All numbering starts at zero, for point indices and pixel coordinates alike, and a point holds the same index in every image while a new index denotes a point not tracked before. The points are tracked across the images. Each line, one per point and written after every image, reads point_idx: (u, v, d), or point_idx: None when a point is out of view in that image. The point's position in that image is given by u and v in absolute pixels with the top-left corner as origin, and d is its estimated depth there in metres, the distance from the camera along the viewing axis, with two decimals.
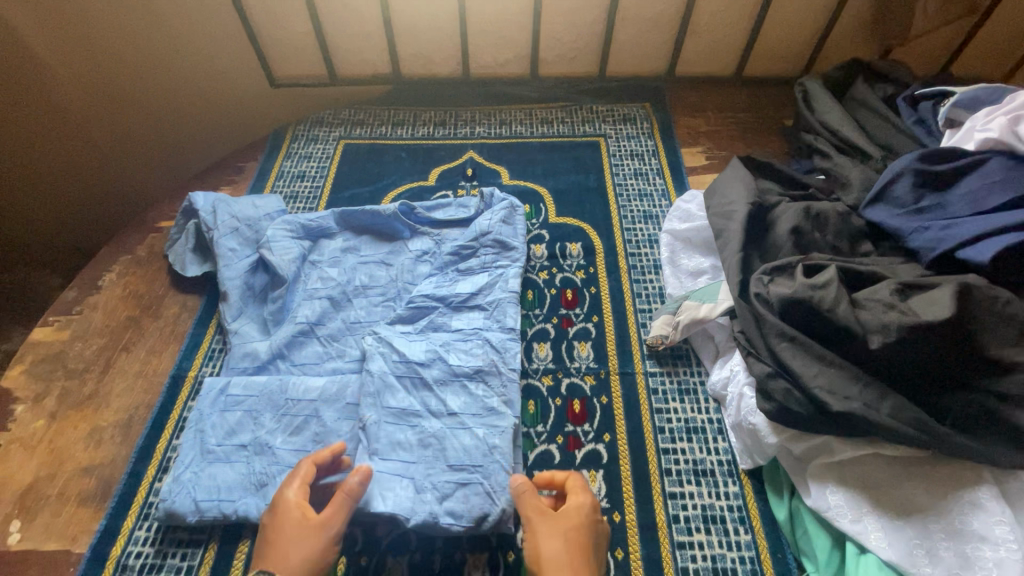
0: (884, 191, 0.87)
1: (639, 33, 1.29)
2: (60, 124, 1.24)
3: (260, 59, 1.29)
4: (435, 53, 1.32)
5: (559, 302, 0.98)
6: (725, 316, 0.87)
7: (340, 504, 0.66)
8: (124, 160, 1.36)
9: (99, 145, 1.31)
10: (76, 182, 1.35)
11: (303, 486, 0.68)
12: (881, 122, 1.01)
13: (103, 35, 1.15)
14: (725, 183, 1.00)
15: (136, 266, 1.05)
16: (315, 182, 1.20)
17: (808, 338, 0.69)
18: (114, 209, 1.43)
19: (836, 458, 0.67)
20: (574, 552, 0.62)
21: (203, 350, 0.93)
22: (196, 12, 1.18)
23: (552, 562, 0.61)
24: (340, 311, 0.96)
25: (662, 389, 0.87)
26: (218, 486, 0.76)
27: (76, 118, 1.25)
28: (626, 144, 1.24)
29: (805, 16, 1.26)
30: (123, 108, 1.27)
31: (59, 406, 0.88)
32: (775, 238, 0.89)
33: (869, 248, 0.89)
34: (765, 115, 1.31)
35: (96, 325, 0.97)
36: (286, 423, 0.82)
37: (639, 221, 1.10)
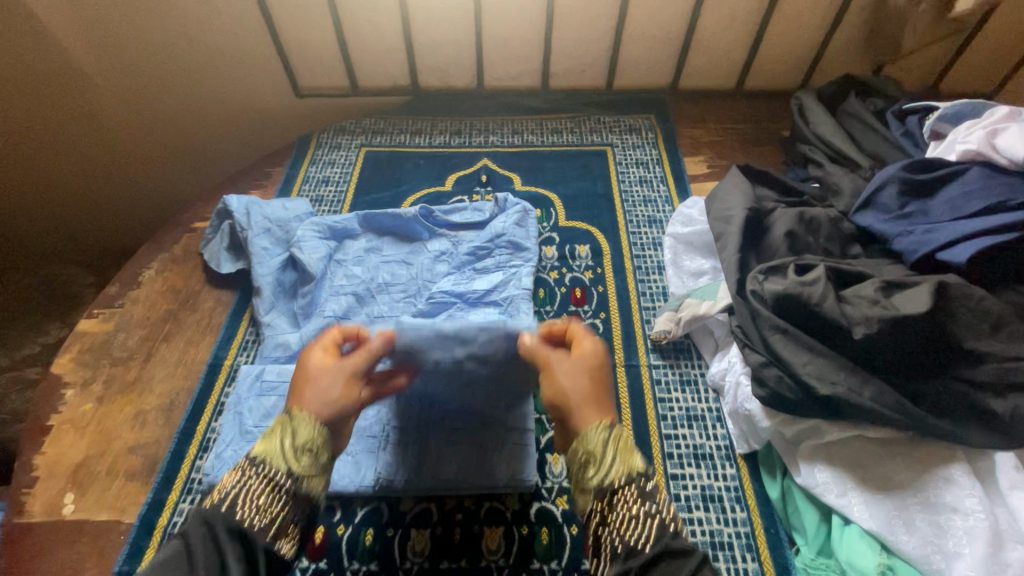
0: (872, 198, 0.94)
1: (644, 49, 1.37)
2: (101, 131, 1.34)
3: (287, 71, 1.37)
4: (451, 66, 1.41)
5: (568, 300, 1.05)
6: (724, 313, 0.93)
7: (363, 358, 0.65)
8: (158, 165, 1.44)
9: (136, 150, 1.40)
10: (113, 186, 1.44)
11: (324, 349, 0.66)
12: (871, 133, 1.08)
13: (142, 47, 1.24)
14: (724, 189, 1.07)
15: (174, 263, 1.13)
16: (339, 186, 1.27)
17: (799, 330, 0.75)
18: (147, 211, 1.52)
19: (824, 439, 0.73)
20: (595, 387, 0.62)
21: (238, 340, 1.01)
22: (229, 26, 1.26)
23: (574, 398, 0.61)
24: (365, 306, 1.04)
25: (665, 380, 0.94)
26: None
27: (114, 125, 1.34)
28: (632, 153, 1.32)
29: (802, 34, 1.33)
30: (157, 116, 1.35)
31: (106, 391, 0.95)
32: (771, 241, 0.96)
33: (858, 251, 0.95)
34: (764, 126, 1.38)
35: (137, 317, 1.04)
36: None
37: (644, 225, 1.17)
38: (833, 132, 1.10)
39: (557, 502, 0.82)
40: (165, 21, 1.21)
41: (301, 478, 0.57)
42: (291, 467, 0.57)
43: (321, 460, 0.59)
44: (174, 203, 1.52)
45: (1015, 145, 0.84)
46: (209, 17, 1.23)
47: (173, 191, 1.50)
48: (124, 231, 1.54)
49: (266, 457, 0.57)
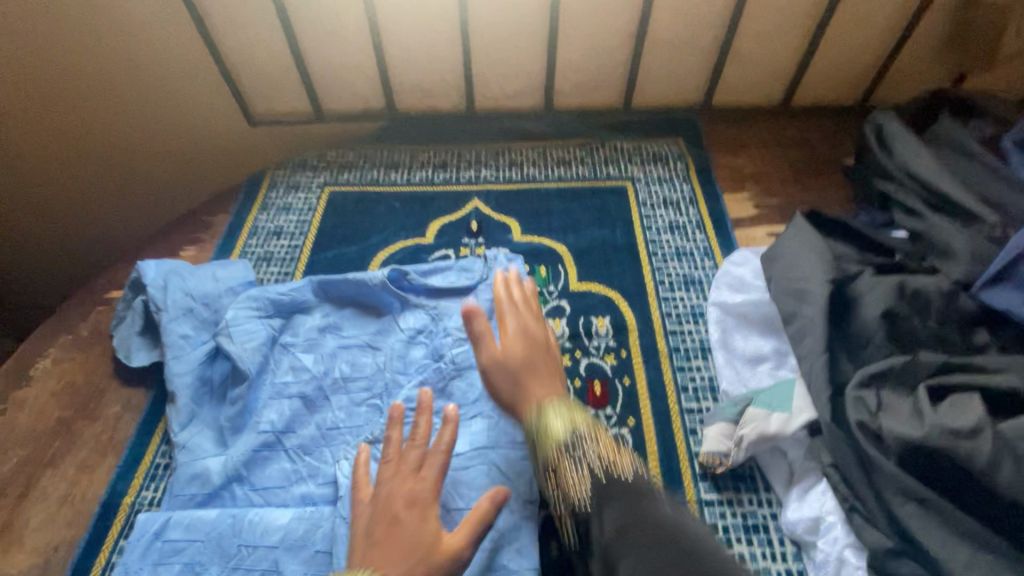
0: (1006, 270, 0.68)
1: (672, 60, 1.10)
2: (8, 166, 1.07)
3: (233, 94, 1.12)
4: (434, 85, 1.15)
5: (584, 399, 0.79)
6: (803, 431, 0.68)
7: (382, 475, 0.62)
8: (79, 210, 1.17)
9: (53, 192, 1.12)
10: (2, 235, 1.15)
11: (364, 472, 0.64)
12: (983, 171, 0.81)
13: (43, 67, 0.98)
14: (789, 248, 0.80)
15: (76, 350, 0.88)
16: (293, 240, 1.02)
17: (940, 501, 0.56)
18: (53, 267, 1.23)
19: None
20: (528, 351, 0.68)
21: (145, 466, 0.75)
22: (157, 41, 1.02)
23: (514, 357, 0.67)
24: (315, 414, 0.78)
25: (723, 526, 0.67)
26: None
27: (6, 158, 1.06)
28: (658, 189, 1.06)
29: (867, 38, 1.07)
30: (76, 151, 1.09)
31: None
32: (863, 329, 0.70)
33: (986, 340, 0.69)
34: (821, 153, 1.11)
35: (18, 431, 0.79)
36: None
37: (679, 288, 0.91)
38: (932, 169, 0.83)
39: None
40: (71, 33, 0.97)
41: None
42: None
43: None
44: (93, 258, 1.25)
45: None
46: (129, 30, 0.99)
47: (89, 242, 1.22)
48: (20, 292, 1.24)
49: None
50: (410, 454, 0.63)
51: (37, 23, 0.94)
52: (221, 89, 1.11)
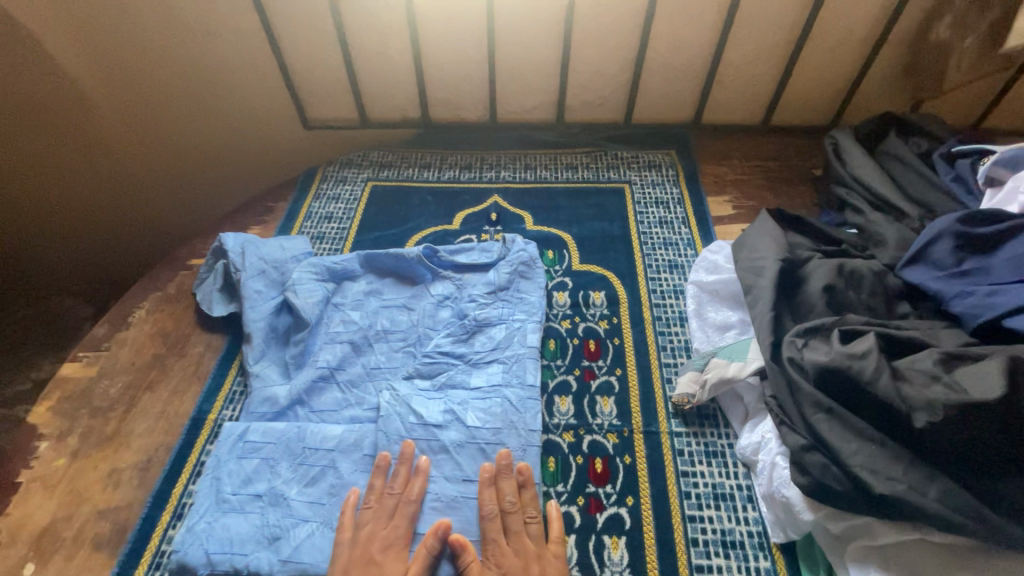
0: (923, 253, 0.85)
1: (666, 83, 1.30)
2: (112, 156, 1.34)
3: (295, 103, 1.33)
4: (463, 99, 1.35)
5: (581, 353, 0.96)
6: (755, 376, 0.84)
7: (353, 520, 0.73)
8: (168, 194, 1.43)
9: (147, 178, 1.39)
10: (104, 217, 1.43)
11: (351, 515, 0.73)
12: (916, 178, 0.98)
13: (138, 72, 1.22)
14: (754, 236, 0.98)
15: (166, 303, 1.07)
16: (342, 223, 1.21)
17: (846, 410, 0.66)
18: (146, 244, 1.50)
19: (879, 541, 0.63)
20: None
21: (224, 391, 0.94)
22: (237, 58, 1.24)
23: None
24: (361, 356, 0.96)
25: (688, 451, 0.84)
26: (231, 538, 0.75)
27: (110, 149, 1.33)
28: (651, 191, 1.24)
29: (834, 68, 1.25)
30: (163, 143, 1.34)
31: (81, 445, 0.88)
32: (808, 297, 0.87)
33: (907, 309, 0.85)
34: (794, 166, 1.29)
35: (122, 362, 0.98)
36: (305, 470, 0.81)
37: (664, 271, 1.09)
38: (874, 176, 1.01)
39: None
40: (172, 45, 1.20)
41: None
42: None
43: None
44: (176, 235, 1.51)
45: None
46: (217, 45, 1.21)
47: (171, 222, 1.47)
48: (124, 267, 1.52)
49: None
50: (387, 501, 0.74)
51: (139, 37, 1.18)
52: (284, 98, 1.33)
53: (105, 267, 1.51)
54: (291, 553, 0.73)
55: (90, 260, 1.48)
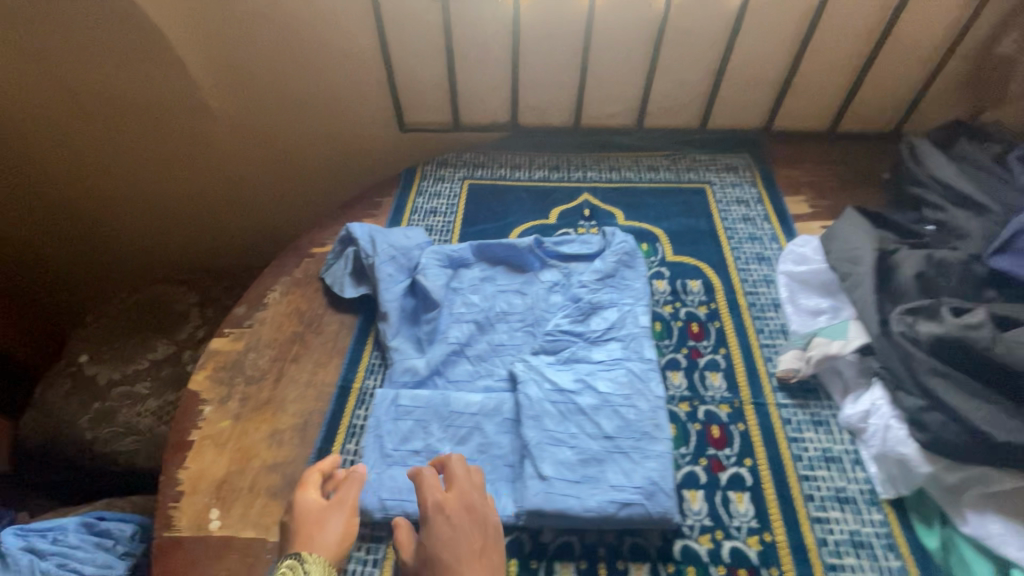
0: (1009, 243, 0.93)
1: (742, 92, 1.40)
2: (227, 151, 1.49)
3: (396, 107, 1.44)
4: (551, 105, 1.46)
5: (686, 334, 1.05)
6: (856, 353, 0.93)
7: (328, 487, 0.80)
8: (276, 186, 1.58)
9: (258, 172, 1.54)
10: (222, 205, 1.61)
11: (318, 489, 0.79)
12: (993, 178, 1.08)
13: (257, 76, 1.34)
14: (844, 230, 1.08)
15: (296, 286, 1.17)
16: (446, 217, 1.32)
17: (961, 374, 0.75)
18: (257, 228, 1.68)
19: (993, 488, 0.71)
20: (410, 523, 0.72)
21: (364, 363, 1.04)
22: (351, 64, 1.36)
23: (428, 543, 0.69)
24: (485, 334, 1.06)
25: (795, 419, 0.93)
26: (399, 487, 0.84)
27: (228, 146, 1.48)
28: (731, 191, 1.34)
29: (900, 80, 1.35)
30: (271, 140, 1.47)
31: (242, 408, 0.98)
32: (901, 283, 0.96)
33: (992, 295, 0.94)
34: (862, 169, 1.38)
35: (265, 338, 1.08)
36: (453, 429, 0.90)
37: (753, 262, 1.18)
38: (951, 176, 1.10)
39: (699, 541, 0.80)
40: (293, 52, 1.32)
41: None
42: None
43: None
44: (283, 221, 1.67)
45: None
46: (333, 52, 1.33)
47: (278, 209, 1.63)
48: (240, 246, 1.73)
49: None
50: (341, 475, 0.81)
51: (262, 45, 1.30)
52: (387, 102, 1.44)
53: (225, 244, 1.72)
54: None
55: (214, 239, 1.70)
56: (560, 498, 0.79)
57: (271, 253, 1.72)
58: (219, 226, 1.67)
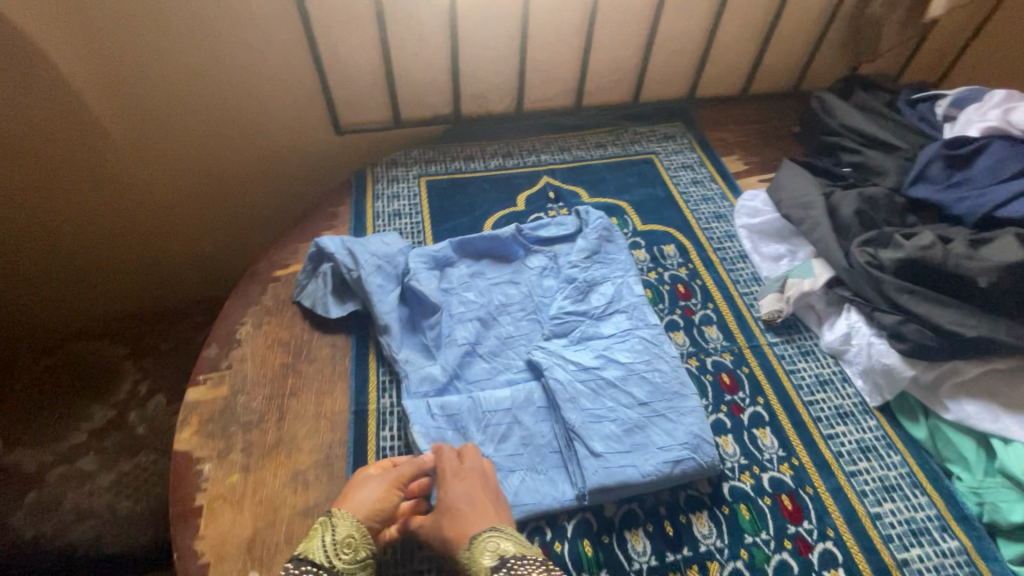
0: (921, 174, 1.10)
1: (668, 64, 1.50)
2: (137, 175, 1.30)
3: (331, 108, 1.34)
4: (492, 93, 1.45)
5: (675, 296, 1.12)
6: (824, 286, 1.05)
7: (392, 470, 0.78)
8: (201, 208, 1.41)
9: (179, 194, 1.37)
10: (141, 239, 1.42)
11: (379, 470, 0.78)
12: (891, 121, 1.27)
13: (158, 88, 1.19)
14: (788, 180, 1.20)
15: (269, 315, 1.07)
16: (413, 218, 1.27)
17: (923, 288, 0.88)
18: (185, 258, 1.50)
19: (964, 377, 0.86)
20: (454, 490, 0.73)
21: (374, 382, 0.98)
22: (275, 66, 1.23)
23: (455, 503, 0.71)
24: (491, 329, 1.04)
25: (787, 354, 1.04)
26: None
27: (137, 168, 1.29)
28: (676, 158, 1.43)
29: (796, 43, 1.52)
30: (188, 157, 1.31)
31: (249, 458, 0.88)
32: (844, 220, 1.09)
33: (914, 219, 1.11)
34: (777, 125, 1.55)
35: (251, 377, 0.97)
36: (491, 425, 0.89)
37: (713, 221, 1.28)
38: (859, 122, 1.27)
39: (743, 479, 0.87)
40: (204, 57, 1.17)
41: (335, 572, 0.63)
42: (332, 564, 0.63)
43: (359, 556, 0.66)
44: (214, 247, 1.51)
45: None
46: (254, 55, 1.20)
47: (207, 234, 1.47)
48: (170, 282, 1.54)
49: (308, 555, 0.63)
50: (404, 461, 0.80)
51: (167, 52, 1.14)
52: (320, 104, 1.34)
53: (153, 282, 1.52)
54: (516, 498, 0.82)
55: (136, 279, 1.50)
56: (618, 470, 0.82)
57: (208, 285, 1.59)
58: (138, 262, 1.46)
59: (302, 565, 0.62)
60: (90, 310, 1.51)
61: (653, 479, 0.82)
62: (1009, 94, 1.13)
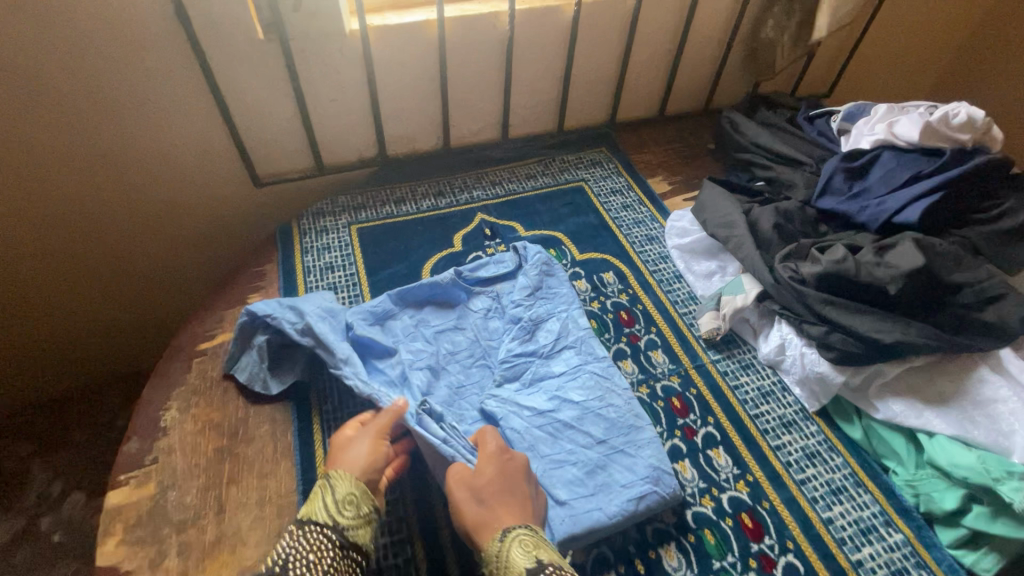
0: (826, 186, 1.19)
1: (587, 93, 1.54)
2: (24, 253, 1.18)
3: (246, 161, 1.27)
4: (417, 132, 1.43)
5: (620, 323, 1.14)
6: (756, 300, 1.10)
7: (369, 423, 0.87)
8: (107, 277, 1.30)
9: (79, 266, 1.26)
10: (47, 315, 1.30)
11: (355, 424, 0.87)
12: (795, 137, 1.36)
13: (46, 154, 1.09)
14: (710, 200, 1.26)
15: (198, 394, 0.98)
16: (347, 269, 1.21)
17: (842, 299, 0.95)
18: (99, 331, 1.38)
19: (887, 377, 0.92)
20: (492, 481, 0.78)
21: (321, 456, 0.92)
22: (181, 123, 1.16)
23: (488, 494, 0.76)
24: (441, 379, 1.01)
25: (730, 370, 1.08)
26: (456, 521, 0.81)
27: (23, 247, 1.17)
28: (604, 183, 1.47)
29: (702, 66, 1.61)
30: (82, 227, 1.20)
31: (187, 562, 0.80)
32: (765, 235, 1.15)
33: (825, 228, 1.19)
34: (694, 144, 1.63)
35: (183, 468, 0.89)
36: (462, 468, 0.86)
37: (646, 243, 1.32)
38: (767, 140, 1.36)
39: (704, 503, 0.89)
40: (95, 119, 1.08)
41: (347, 528, 0.72)
42: (337, 522, 0.72)
43: (363, 511, 0.75)
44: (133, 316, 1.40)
45: (910, 131, 1.15)
46: (153, 112, 1.12)
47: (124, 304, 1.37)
48: (87, 358, 1.43)
49: (311, 515, 0.72)
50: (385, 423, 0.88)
51: (52, 118, 1.05)
52: (234, 158, 1.26)
53: (60, 364, 1.40)
54: None
55: (50, 362, 1.39)
56: (584, 516, 0.82)
57: (138, 350, 1.47)
58: (46, 339, 1.34)
59: (308, 526, 0.71)
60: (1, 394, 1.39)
61: (619, 519, 0.82)
62: (890, 107, 1.24)
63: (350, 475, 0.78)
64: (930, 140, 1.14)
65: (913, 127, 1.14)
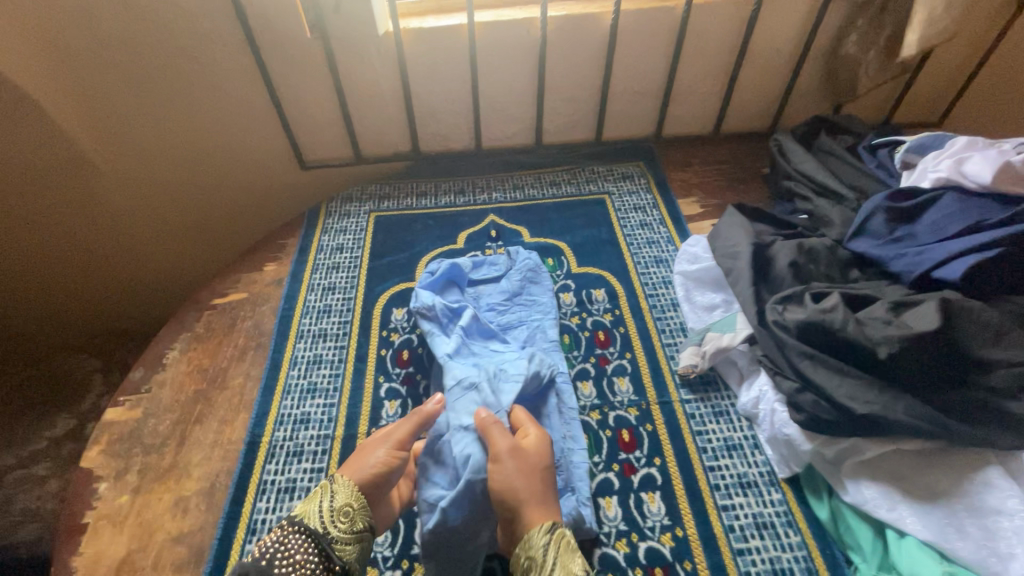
0: (862, 226, 1.03)
1: (629, 104, 1.48)
2: (132, 211, 1.42)
3: (292, 145, 1.40)
4: (451, 131, 1.48)
5: (593, 343, 1.09)
6: (745, 343, 0.98)
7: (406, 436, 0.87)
8: (184, 238, 1.51)
9: (168, 224, 1.47)
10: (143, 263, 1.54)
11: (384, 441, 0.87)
12: (849, 168, 1.19)
13: (132, 129, 1.27)
14: (725, 227, 1.14)
15: (198, 341, 1.13)
16: (354, 253, 1.30)
17: (825, 355, 0.81)
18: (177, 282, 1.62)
19: (865, 456, 0.77)
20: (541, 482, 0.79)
21: (273, 415, 1.00)
22: (240, 110, 1.31)
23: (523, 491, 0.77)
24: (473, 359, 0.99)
25: (698, 413, 0.98)
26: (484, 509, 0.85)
27: (134, 206, 1.41)
28: (629, 199, 1.40)
29: (768, 83, 1.46)
30: (166, 193, 1.41)
31: (141, 480, 0.93)
32: (776, 273, 1.02)
33: (857, 274, 1.03)
34: (746, 166, 1.49)
35: (166, 401, 1.03)
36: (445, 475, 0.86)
37: (652, 266, 1.24)
38: (815, 168, 1.21)
39: (617, 547, 0.83)
40: (175, 106, 1.26)
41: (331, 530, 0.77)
42: (327, 531, 0.77)
43: (353, 521, 0.78)
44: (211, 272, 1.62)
45: (981, 171, 0.94)
46: (214, 102, 1.28)
47: (184, 251, 1.54)
48: (115, 321, 1.67)
49: (304, 517, 0.78)
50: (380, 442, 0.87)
51: (135, 98, 1.23)
52: (282, 142, 1.40)
53: (149, 300, 1.64)
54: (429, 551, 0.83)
55: (141, 299, 1.63)
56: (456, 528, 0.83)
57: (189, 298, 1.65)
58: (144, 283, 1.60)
59: (297, 525, 0.77)
60: (50, 332, 1.63)
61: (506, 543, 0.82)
62: (972, 140, 1.03)
63: (352, 484, 0.81)
64: (1006, 184, 0.93)
65: (986, 167, 0.94)
